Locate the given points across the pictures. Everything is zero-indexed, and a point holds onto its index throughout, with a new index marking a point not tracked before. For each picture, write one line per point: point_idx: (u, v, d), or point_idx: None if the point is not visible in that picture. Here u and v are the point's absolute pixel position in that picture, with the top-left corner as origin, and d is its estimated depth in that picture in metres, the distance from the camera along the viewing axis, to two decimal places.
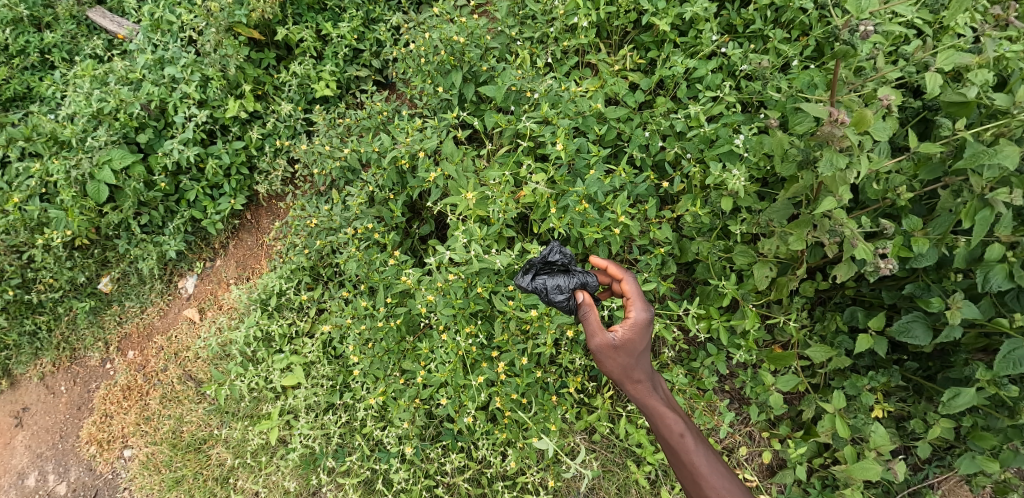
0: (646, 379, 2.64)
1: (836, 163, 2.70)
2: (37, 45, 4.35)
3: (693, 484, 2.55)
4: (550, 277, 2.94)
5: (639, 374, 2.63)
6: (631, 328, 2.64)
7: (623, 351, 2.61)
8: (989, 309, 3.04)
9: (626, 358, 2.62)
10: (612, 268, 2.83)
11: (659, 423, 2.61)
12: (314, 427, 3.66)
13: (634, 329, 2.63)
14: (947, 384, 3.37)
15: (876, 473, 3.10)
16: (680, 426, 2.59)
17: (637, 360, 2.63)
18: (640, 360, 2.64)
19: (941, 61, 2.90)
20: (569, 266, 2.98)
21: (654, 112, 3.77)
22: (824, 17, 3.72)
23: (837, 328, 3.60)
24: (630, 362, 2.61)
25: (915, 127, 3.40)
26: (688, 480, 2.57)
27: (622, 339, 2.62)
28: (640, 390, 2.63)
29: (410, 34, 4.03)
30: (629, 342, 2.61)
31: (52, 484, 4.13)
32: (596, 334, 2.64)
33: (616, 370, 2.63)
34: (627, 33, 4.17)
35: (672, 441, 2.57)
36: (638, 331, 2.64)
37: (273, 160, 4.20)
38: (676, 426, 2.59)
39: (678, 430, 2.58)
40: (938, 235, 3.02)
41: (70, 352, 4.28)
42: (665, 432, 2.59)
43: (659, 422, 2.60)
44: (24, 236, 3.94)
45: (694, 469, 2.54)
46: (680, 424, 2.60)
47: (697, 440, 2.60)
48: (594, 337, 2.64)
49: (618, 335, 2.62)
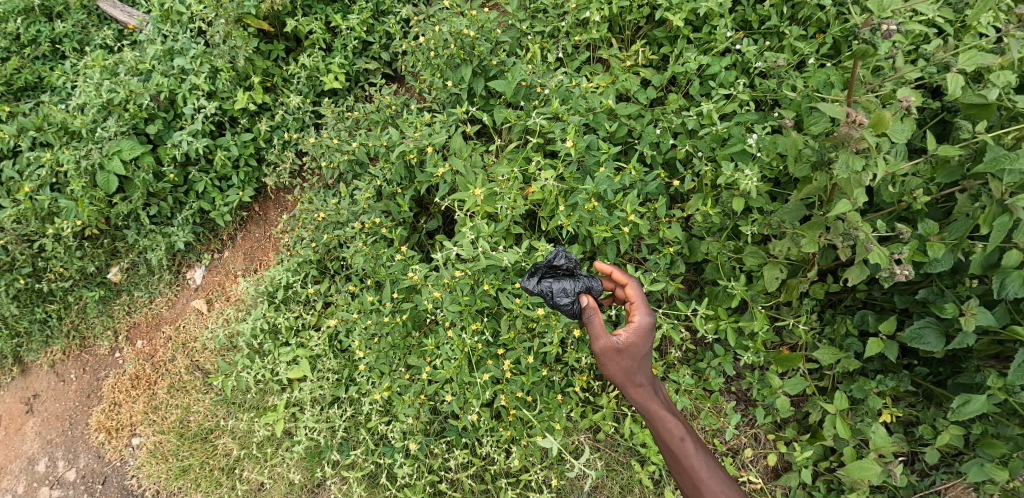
0: (647, 383, 2.63)
1: (852, 165, 2.65)
2: (48, 35, 4.35)
3: (691, 487, 2.54)
4: (556, 281, 2.95)
5: (640, 378, 2.62)
6: (634, 332, 2.63)
7: (625, 354, 2.60)
8: (1004, 316, 2.99)
9: (628, 362, 2.60)
10: (618, 274, 2.84)
11: (660, 427, 2.59)
12: (319, 420, 3.68)
13: (637, 333, 2.63)
14: (958, 390, 3.33)
15: (875, 475, 2.97)
16: (680, 430, 2.57)
17: (639, 363, 2.62)
18: (642, 365, 2.62)
19: (963, 61, 2.79)
20: (574, 271, 2.98)
21: (665, 109, 3.70)
22: (843, 14, 3.64)
23: (846, 331, 3.54)
24: (632, 365, 2.60)
25: (933, 129, 3.34)
26: (687, 483, 2.55)
27: (626, 342, 2.61)
28: (641, 394, 2.62)
29: (420, 27, 3.98)
30: (632, 346, 2.59)
31: (62, 470, 4.19)
32: (601, 338, 2.61)
33: (617, 373, 2.61)
34: (639, 27, 4.10)
35: (672, 445, 2.56)
36: (641, 336, 2.63)
37: (281, 152, 4.19)
38: (676, 429, 2.57)
39: (679, 434, 2.56)
40: (954, 240, 2.96)
41: (80, 340, 4.32)
42: (665, 437, 2.57)
43: (659, 426, 2.59)
44: (35, 225, 3.96)
45: (693, 473, 2.53)
46: (680, 428, 2.58)
47: (697, 445, 2.58)
48: (597, 340, 2.62)
49: (621, 339, 2.61)
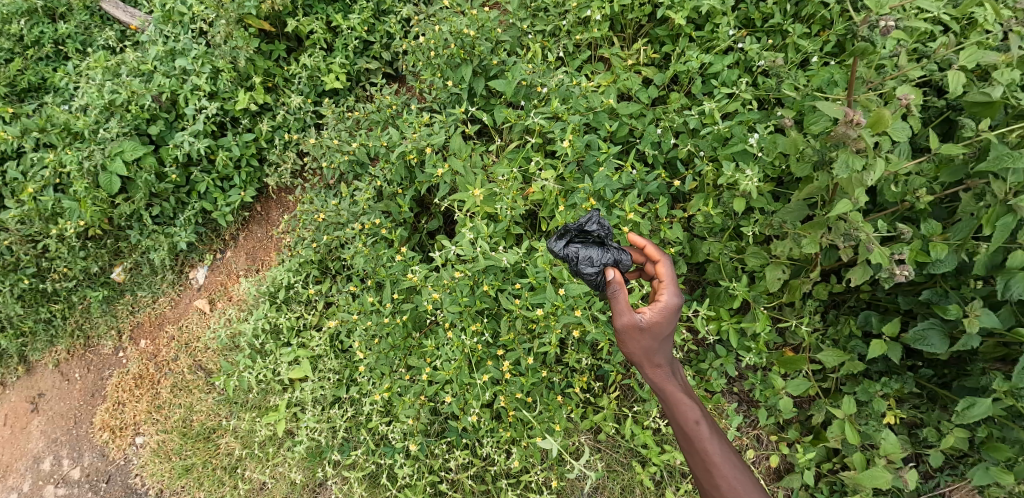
0: (666, 364, 2.55)
1: (852, 165, 2.61)
2: (51, 36, 4.38)
3: (704, 472, 2.49)
4: (584, 247, 2.80)
5: (659, 358, 2.54)
6: (659, 311, 2.52)
7: (647, 333, 2.50)
8: (1009, 318, 2.96)
9: (649, 341, 2.51)
10: (650, 248, 2.69)
11: (676, 410, 2.53)
12: (320, 420, 3.70)
13: (662, 313, 2.51)
14: (962, 393, 3.29)
15: (886, 482, 2.99)
16: (695, 413, 2.52)
17: (660, 343, 2.52)
18: (663, 345, 2.54)
19: (964, 58, 2.77)
20: (605, 239, 2.83)
21: (667, 108, 3.66)
22: (846, 11, 3.60)
23: (850, 332, 3.51)
24: (653, 345, 2.51)
25: (937, 128, 3.30)
26: (700, 468, 2.51)
27: (649, 321, 2.50)
28: (659, 375, 2.54)
29: (420, 27, 3.96)
30: (655, 325, 2.49)
31: (67, 469, 4.21)
32: (623, 314, 2.51)
33: (637, 351, 2.53)
34: (641, 26, 4.07)
35: (688, 428, 2.51)
36: (666, 315, 2.52)
37: (282, 152, 4.20)
38: (691, 413, 2.52)
39: (695, 418, 2.51)
40: (958, 240, 2.91)
41: (84, 339, 4.35)
42: (681, 420, 2.52)
43: (676, 409, 2.53)
44: (39, 226, 3.99)
45: (707, 458, 2.48)
46: (697, 412, 2.52)
47: (714, 430, 2.52)
48: (620, 316, 2.52)
49: (645, 316, 2.51)
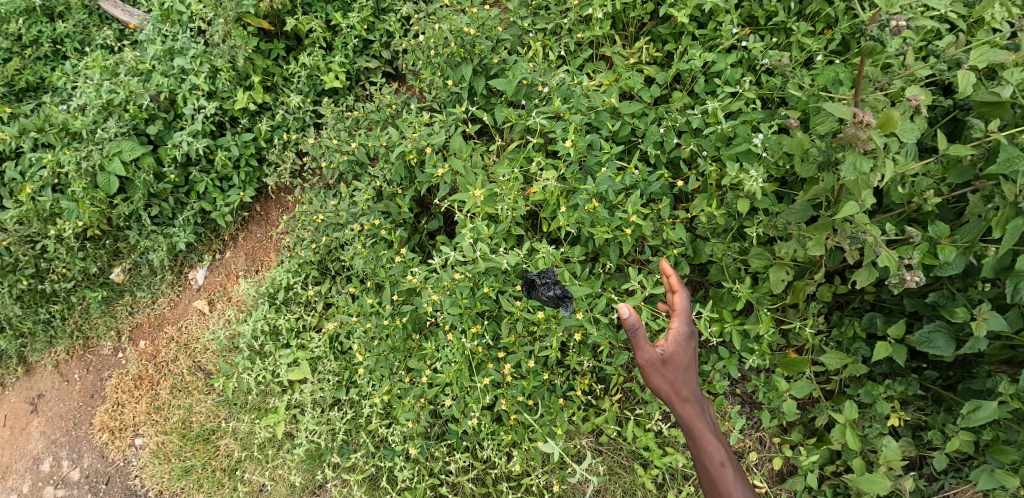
0: (693, 400, 2.56)
1: (860, 167, 2.56)
2: (49, 35, 4.36)
3: None
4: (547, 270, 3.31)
5: (686, 394, 2.55)
6: (680, 348, 2.57)
7: (670, 369, 2.54)
8: (1017, 320, 2.89)
9: (673, 376, 2.54)
10: (670, 275, 2.69)
11: (701, 448, 2.54)
12: (319, 422, 3.68)
13: (683, 348, 2.57)
14: (967, 395, 3.25)
15: (883, 488, 2.97)
16: (720, 454, 2.53)
17: (686, 379, 2.55)
18: (688, 380, 2.56)
19: (974, 58, 2.75)
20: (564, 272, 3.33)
21: (670, 107, 3.62)
22: (852, 9, 3.55)
23: (854, 334, 3.46)
24: (678, 380, 2.54)
25: (943, 128, 3.26)
26: None
27: (671, 357, 2.55)
28: (685, 412, 2.55)
29: (420, 25, 3.92)
30: (677, 360, 2.54)
31: (66, 470, 4.19)
32: (645, 350, 2.53)
33: (662, 386, 2.55)
34: (643, 24, 4.03)
35: (711, 468, 2.52)
36: (685, 350, 2.57)
37: (281, 152, 4.16)
38: (717, 454, 2.52)
39: (719, 459, 2.52)
40: (965, 242, 2.86)
41: (83, 340, 4.34)
42: (704, 458, 2.53)
43: (701, 447, 2.54)
44: (37, 226, 3.97)
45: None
46: (722, 452, 2.53)
47: (736, 470, 2.53)
48: (642, 353, 2.53)
49: (665, 352, 2.55)
